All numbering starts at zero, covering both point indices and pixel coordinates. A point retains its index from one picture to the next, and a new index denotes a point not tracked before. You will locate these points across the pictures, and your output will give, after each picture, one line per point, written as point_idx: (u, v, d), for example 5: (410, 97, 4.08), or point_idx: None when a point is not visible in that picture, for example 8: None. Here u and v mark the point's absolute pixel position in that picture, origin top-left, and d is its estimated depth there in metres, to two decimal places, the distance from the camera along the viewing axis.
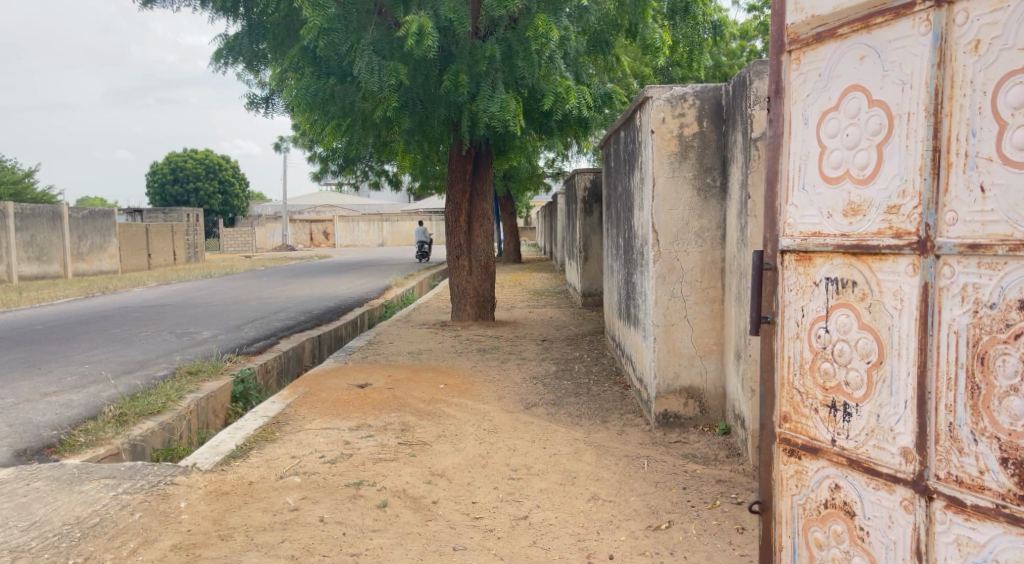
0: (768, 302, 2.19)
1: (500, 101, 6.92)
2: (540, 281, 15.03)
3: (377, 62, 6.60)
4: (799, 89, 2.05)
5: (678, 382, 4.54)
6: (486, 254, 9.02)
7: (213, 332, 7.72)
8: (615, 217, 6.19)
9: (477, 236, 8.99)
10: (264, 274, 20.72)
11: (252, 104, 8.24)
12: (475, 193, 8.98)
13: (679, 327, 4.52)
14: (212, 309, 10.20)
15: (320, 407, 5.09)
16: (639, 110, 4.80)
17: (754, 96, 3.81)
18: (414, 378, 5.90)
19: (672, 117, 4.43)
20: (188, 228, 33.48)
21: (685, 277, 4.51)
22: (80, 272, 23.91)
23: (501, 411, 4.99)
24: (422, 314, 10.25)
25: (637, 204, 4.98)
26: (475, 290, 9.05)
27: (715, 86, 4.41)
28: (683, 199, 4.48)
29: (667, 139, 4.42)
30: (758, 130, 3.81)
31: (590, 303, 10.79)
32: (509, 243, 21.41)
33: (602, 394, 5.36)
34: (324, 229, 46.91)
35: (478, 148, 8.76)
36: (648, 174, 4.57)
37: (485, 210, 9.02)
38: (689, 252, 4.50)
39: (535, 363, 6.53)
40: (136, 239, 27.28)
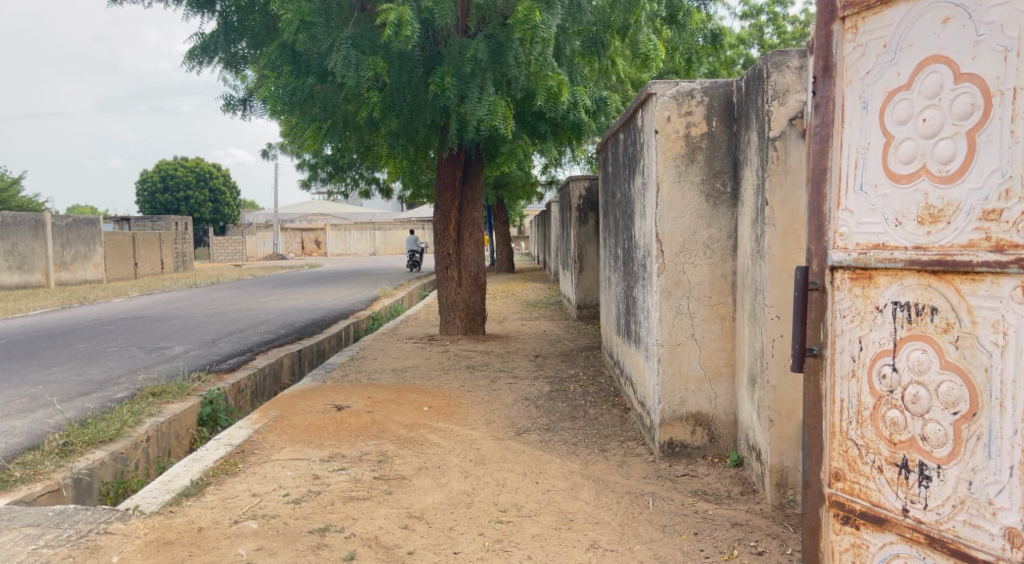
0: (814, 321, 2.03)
1: (490, 103, 6.49)
2: (534, 292, 14.60)
3: (356, 55, 6.18)
4: (856, 66, 1.88)
5: (685, 407, 4.11)
6: (477, 264, 8.59)
7: (185, 348, 7.27)
8: (614, 223, 5.78)
9: (467, 245, 8.57)
10: (253, 283, 20.33)
11: (228, 107, 7.86)
12: (464, 200, 8.55)
13: (686, 347, 4.10)
14: (189, 322, 9.74)
15: (291, 434, 4.63)
16: (640, 108, 4.40)
17: (772, 90, 3.39)
18: (396, 399, 5.45)
19: (678, 115, 4.02)
20: (176, 237, 32.96)
21: (693, 292, 4.09)
22: (64, 281, 23.40)
23: (490, 438, 4.55)
24: (409, 328, 9.80)
25: (638, 212, 4.56)
26: (465, 302, 8.62)
27: (726, 82, 4.00)
28: (690, 205, 4.06)
29: (672, 139, 4.02)
30: (776, 130, 3.39)
31: (586, 315, 10.36)
32: (501, 253, 20.99)
33: (600, 418, 4.94)
34: (316, 238, 46.47)
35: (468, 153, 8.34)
36: (651, 180, 4.17)
37: (475, 218, 8.60)
38: (697, 264, 4.08)
39: (528, 382, 6.08)
40: (121, 248, 26.78)
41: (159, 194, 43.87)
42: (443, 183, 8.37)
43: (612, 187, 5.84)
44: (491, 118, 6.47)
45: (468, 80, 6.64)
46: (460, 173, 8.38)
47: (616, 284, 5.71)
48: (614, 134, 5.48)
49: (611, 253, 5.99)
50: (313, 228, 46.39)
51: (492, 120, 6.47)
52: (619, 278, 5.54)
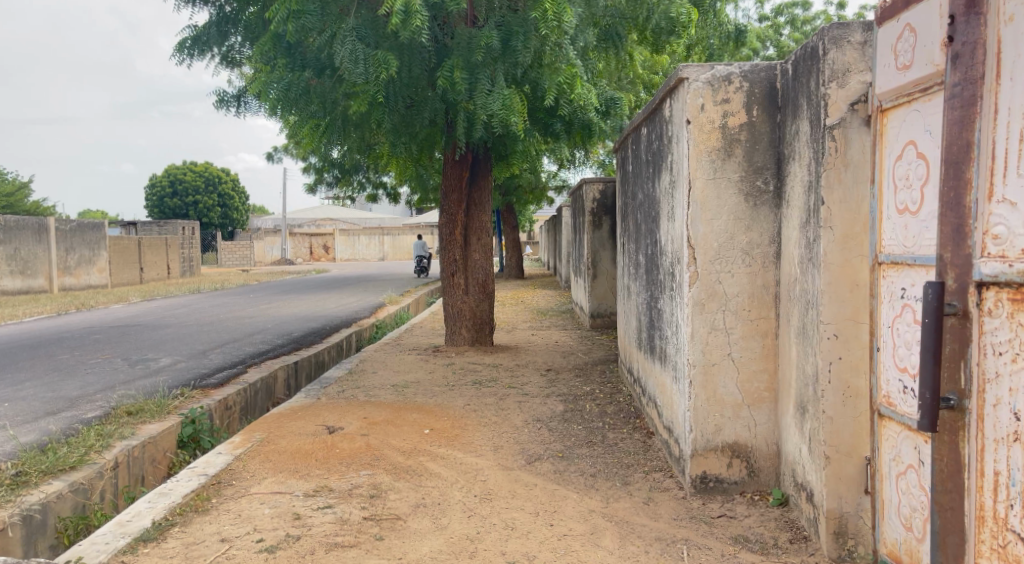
0: (950, 349, 2.01)
1: (503, 96, 6.01)
2: (545, 299, 14.10)
3: (362, 48, 5.67)
4: (1010, 43, 1.86)
5: (720, 437, 3.60)
6: (485, 271, 8.10)
7: (173, 360, 6.80)
8: (634, 224, 5.30)
9: (475, 250, 8.08)
10: (258, 289, 19.94)
11: (221, 102, 7.40)
12: (472, 203, 8.07)
13: (722, 368, 3.59)
14: (183, 330, 9.28)
15: (274, 462, 4.15)
16: (667, 97, 3.91)
17: (829, 70, 2.88)
18: (395, 420, 4.96)
19: (713, 103, 3.52)
20: (183, 241, 32.63)
21: (729, 305, 3.58)
22: (68, 286, 23.09)
23: (497, 468, 4.05)
24: (413, 337, 9.32)
25: (665, 213, 4.07)
26: (472, 311, 8.11)
27: (768, 65, 3.51)
28: (727, 206, 3.56)
29: (706, 131, 3.53)
30: (834, 116, 2.88)
31: (599, 324, 9.84)
32: (510, 258, 20.47)
33: (620, 444, 4.43)
34: (324, 243, 46.13)
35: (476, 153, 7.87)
36: (682, 177, 3.67)
37: (483, 222, 8.13)
38: (734, 273, 3.58)
39: (540, 400, 5.58)
40: (126, 253, 26.43)
41: (167, 198, 43.63)
42: (449, 184, 7.90)
43: (632, 184, 5.35)
44: (502, 112, 5.99)
45: (474, 72, 6.14)
46: (468, 173, 7.90)
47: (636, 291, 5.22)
48: (637, 125, 4.98)
49: (631, 257, 5.51)
50: (322, 233, 46.06)
51: (507, 115, 5.99)
52: (640, 283, 5.05)
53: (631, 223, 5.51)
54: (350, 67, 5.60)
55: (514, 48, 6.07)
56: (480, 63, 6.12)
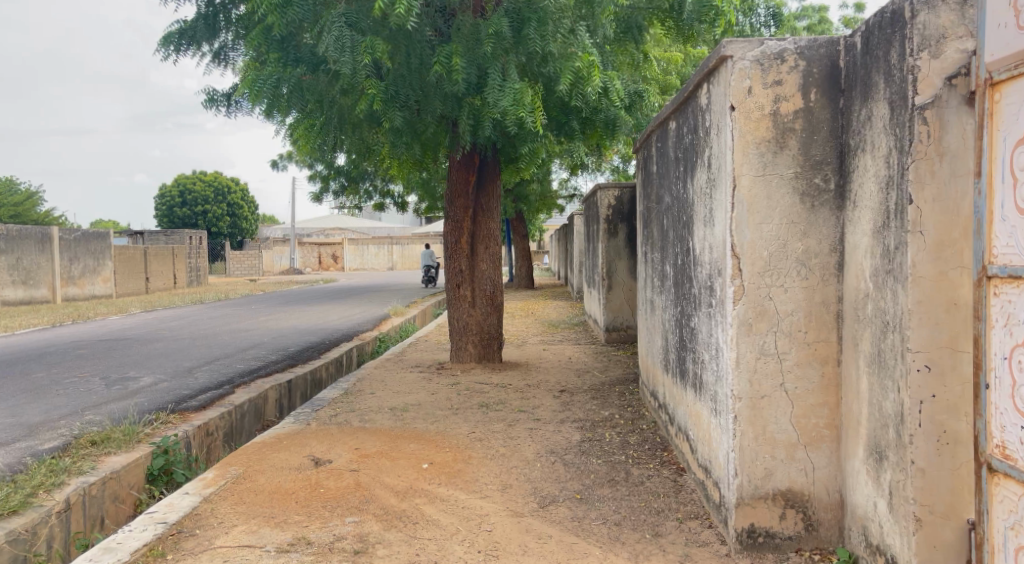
0: None
1: (514, 90, 5.45)
2: (556, 311, 13.51)
3: (350, 35, 5.19)
4: None
5: (771, 483, 3.01)
6: (493, 283, 7.55)
7: (155, 379, 6.28)
8: (659, 232, 4.74)
9: (482, 260, 7.53)
10: (262, 300, 19.44)
11: (211, 101, 6.93)
12: (479, 209, 7.53)
13: (772, 401, 3.02)
14: (173, 344, 8.76)
15: (248, 505, 3.60)
16: (705, 82, 3.36)
17: (918, 37, 2.34)
18: (391, 451, 4.40)
19: (763, 86, 2.97)
20: (190, 251, 32.27)
21: (782, 325, 3.02)
22: (71, 297, 22.68)
23: (506, 514, 3.48)
24: (417, 353, 8.76)
25: (700, 217, 3.52)
26: (479, 325, 7.54)
27: (828, 40, 2.96)
28: (779, 208, 3.00)
29: (754, 118, 2.97)
30: (926, 93, 2.32)
31: (615, 339, 9.25)
32: (520, 268, 19.92)
33: (647, 483, 3.85)
34: (333, 253, 45.79)
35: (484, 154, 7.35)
36: (724, 174, 3.11)
37: (492, 229, 7.58)
38: (787, 287, 3.01)
39: (553, 427, 5.00)
40: (132, 262, 26.06)
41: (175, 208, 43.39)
42: (455, 189, 7.38)
43: (657, 186, 4.80)
44: (512, 107, 5.43)
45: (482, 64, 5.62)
46: (475, 176, 7.38)
47: (662, 305, 4.66)
48: (665, 119, 4.44)
49: (654, 268, 4.96)
50: (330, 243, 45.70)
51: (518, 111, 5.43)
52: (667, 297, 4.50)
53: (654, 231, 4.95)
54: (335, 56, 5.13)
55: (527, 37, 5.55)
56: (489, 54, 5.58)
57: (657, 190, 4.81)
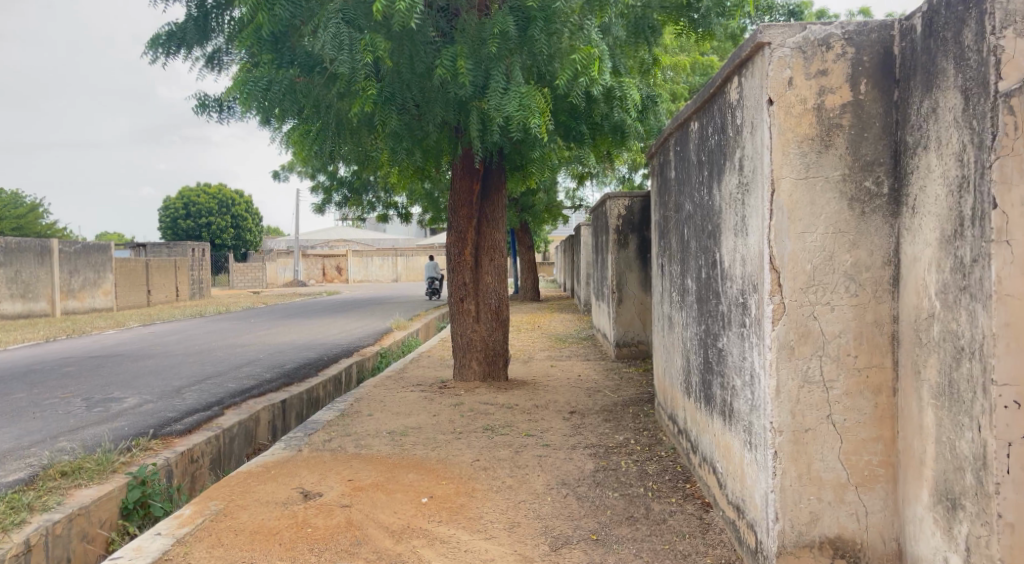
0: None
1: (520, 95, 5.12)
2: (563, 325, 13.14)
3: (348, 33, 4.86)
4: None
5: (818, 530, 2.64)
6: (498, 297, 7.19)
7: (139, 400, 5.92)
8: (679, 241, 4.39)
9: (486, 273, 7.17)
10: (263, 313, 19.11)
11: (202, 106, 6.53)
12: (483, 220, 7.18)
13: (819, 435, 2.65)
14: (165, 360, 8.41)
15: (226, 547, 3.23)
16: (736, 75, 3.01)
17: (1002, 13, 2.04)
18: (387, 483, 4.03)
19: (806, 77, 2.62)
20: (192, 263, 32.02)
21: (829, 348, 2.65)
22: (71, 310, 22.39)
23: (513, 560, 3.10)
24: (419, 370, 8.39)
25: (729, 226, 3.17)
26: (483, 341, 7.16)
27: (880, 25, 2.61)
28: (825, 215, 2.64)
29: (796, 114, 2.62)
30: (1013, 77, 2.01)
31: (625, 354, 8.87)
32: (525, 280, 19.57)
33: (670, 521, 3.47)
34: (337, 265, 45.54)
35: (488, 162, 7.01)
36: (760, 177, 2.76)
37: (497, 241, 7.23)
38: (835, 306, 2.65)
39: (564, 454, 4.63)
40: (134, 275, 25.78)
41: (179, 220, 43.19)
42: (458, 198, 7.04)
43: (676, 192, 4.46)
44: (519, 114, 5.08)
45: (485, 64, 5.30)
46: (479, 185, 7.04)
47: (683, 320, 4.31)
48: (685, 119, 4.09)
49: (672, 281, 4.61)
50: (334, 255, 45.44)
51: (525, 117, 5.09)
52: (689, 313, 4.14)
53: (672, 242, 4.61)
54: (332, 55, 4.80)
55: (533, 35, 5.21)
56: (493, 55, 5.24)
57: (675, 197, 4.47)
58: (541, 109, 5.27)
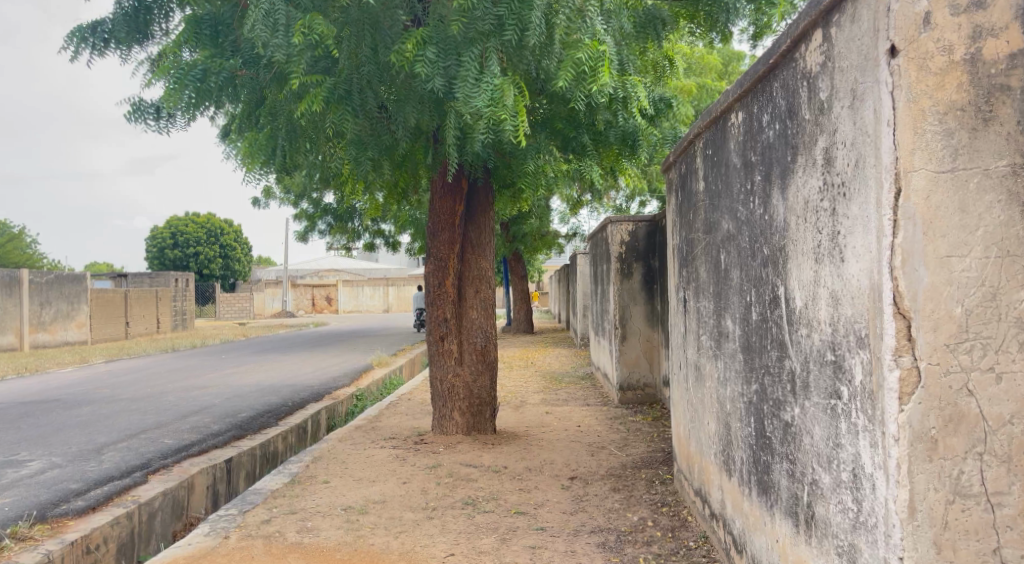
0: None
1: (492, 86, 4.23)
2: (558, 361, 12.18)
3: (285, 11, 4.08)
4: None
5: None
6: (485, 335, 6.20)
7: (45, 464, 4.86)
8: (710, 269, 3.48)
9: (471, 307, 6.19)
10: (242, 347, 18.02)
11: (135, 112, 5.37)
12: (467, 245, 6.24)
13: None
14: (104, 407, 7.35)
15: None
16: (817, 27, 2.08)
17: None
18: None
19: (949, 15, 1.70)
20: (176, 293, 30.97)
21: (993, 438, 1.70)
22: (41, 344, 21.21)
23: None
24: (395, 417, 7.37)
25: (808, 249, 2.22)
26: (467, 387, 6.12)
27: None
28: (986, 227, 1.70)
29: (937, 71, 1.69)
30: None
31: (630, 399, 7.90)
32: (519, 311, 18.64)
33: None
34: (327, 295, 44.59)
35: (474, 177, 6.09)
36: (867, 174, 1.81)
37: (484, 269, 6.27)
38: (1002, 370, 1.70)
39: (565, 545, 3.61)
40: (111, 306, 24.66)
41: (164, 248, 42.15)
42: (439, 220, 6.09)
43: (704, 209, 3.57)
44: (489, 110, 4.22)
45: (454, 53, 4.36)
46: (464, 205, 6.11)
47: (718, 372, 3.37)
48: (722, 114, 3.19)
49: (701, 320, 3.69)
50: (324, 285, 44.47)
51: (497, 114, 4.23)
52: (728, 364, 3.20)
53: (700, 270, 3.70)
54: (264, 37, 4.03)
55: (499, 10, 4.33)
56: (469, 36, 4.34)
57: (704, 214, 3.58)
58: (518, 108, 4.39)
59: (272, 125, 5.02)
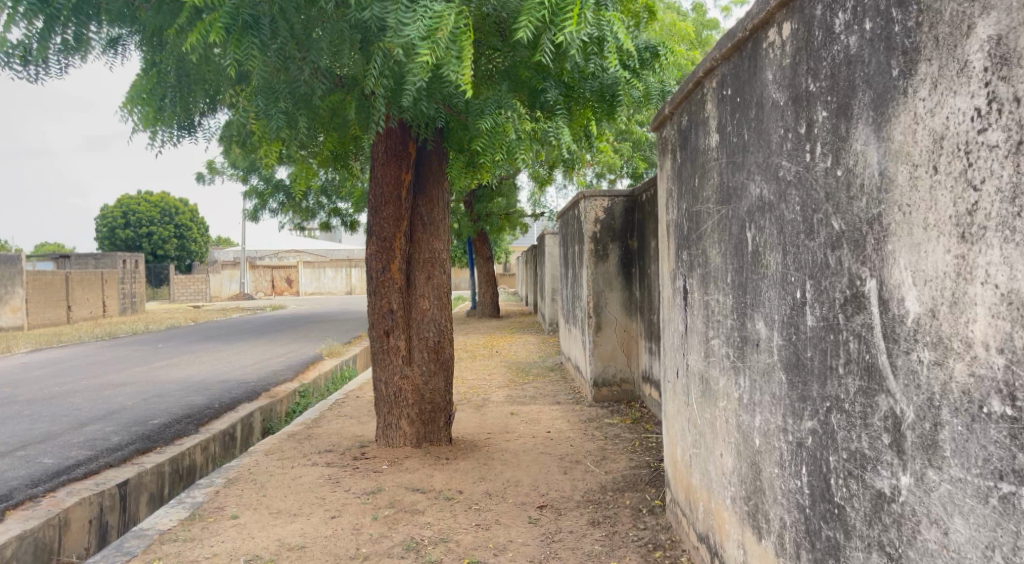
0: None
1: (430, 12, 3.23)
2: (524, 349, 11.30)
3: None
4: None
5: None
6: (438, 328, 5.26)
7: None
8: (726, 252, 2.61)
9: (421, 295, 5.25)
10: (187, 333, 16.82)
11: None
12: (417, 221, 5.28)
13: None
14: None
15: None
16: None
17: None
18: None
19: None
20: (123, 276, 29.44)
21: None
22: None
23: None
24: (338, 422, 6.42)
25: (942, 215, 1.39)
26: (417, 390, 5.18)
27: None
28: None
29: None
30: None
31: (605, 396, 7.06)
32: (485, 294, 17.72)
33: None
34: (288, 277, 43.21)
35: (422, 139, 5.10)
36: None
37: (436, 250, 5.31)
38: None
39: None
40: (51, 289, 23.17)
41: (114, 228, 40.32)
42: (382, 192, 5.12)
43: (718, 172, 2.69)
44: (427, 44, 3.24)
45: None
46: (412, 174, 5.14)
47: (738, 391, 2.51)
48: (753, 35, 2.29)
49: (710, 318, 2.82)
50: (284, 266, 43.06)
51: (435, 51, 3.25)
52: (757, 382, 2.32)
53: (709, 252, 2.84)
54: None
55: None
56: None
57: (718, 179, 2.70)
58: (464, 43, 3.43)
59: (159, 65, 3.98)
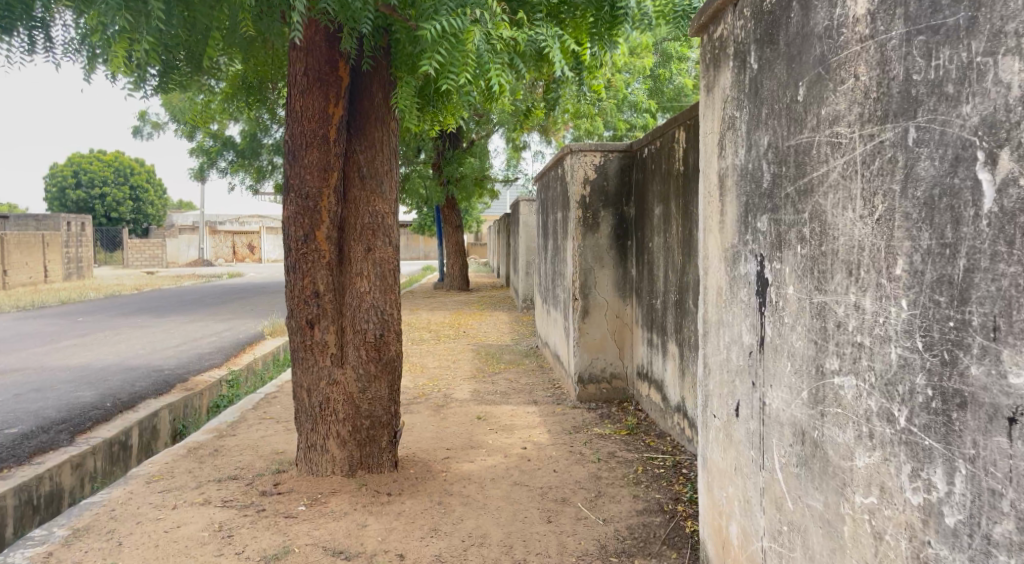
0: None
1: None
2: (494, 330, 10.05)
3: None
4: None
5: None
6: (381, 318, 3.94)
7: None
8: (882, 220, 1.60)
9: (358, 273, 3.92)
10: (127, 303, 15.33)
11: None
12: (353, 174, 3.93)
13: None
14: None
15: None
16: None
17: None
18: None
19: None
20: (69, 239, 27.61)
21: None
22: None
23: None
24: (260, 430, 5.13)
25: None
26: (350, 400, 3.89)
27: None
28: None
29: None
30: None
31: (592, 396, 5.83)
32: (453, 265, 16.40)
33: None
34: (250, 243, 41.41)
35: (352, 55, 3.74)
36: None
37: (379, 213, 3.96)
38: None
39: None
40: None
41: (64, 188, 38.16)
42: (302, 132, 3.76)
43: (873, 60, 1.61)
44: None
45: None
46: (344, 108, 3.77)
47: (921, 492, 1.51)
48: None
49: (831, 336, 1.74)
50: (247, 232, 41.24)
51: None
52: (990, 479, 1.38)
53: (832, 218, 1.74)
54: None
55: None
56: None
57: (873, 98, 1.62)
58: None
59: None
